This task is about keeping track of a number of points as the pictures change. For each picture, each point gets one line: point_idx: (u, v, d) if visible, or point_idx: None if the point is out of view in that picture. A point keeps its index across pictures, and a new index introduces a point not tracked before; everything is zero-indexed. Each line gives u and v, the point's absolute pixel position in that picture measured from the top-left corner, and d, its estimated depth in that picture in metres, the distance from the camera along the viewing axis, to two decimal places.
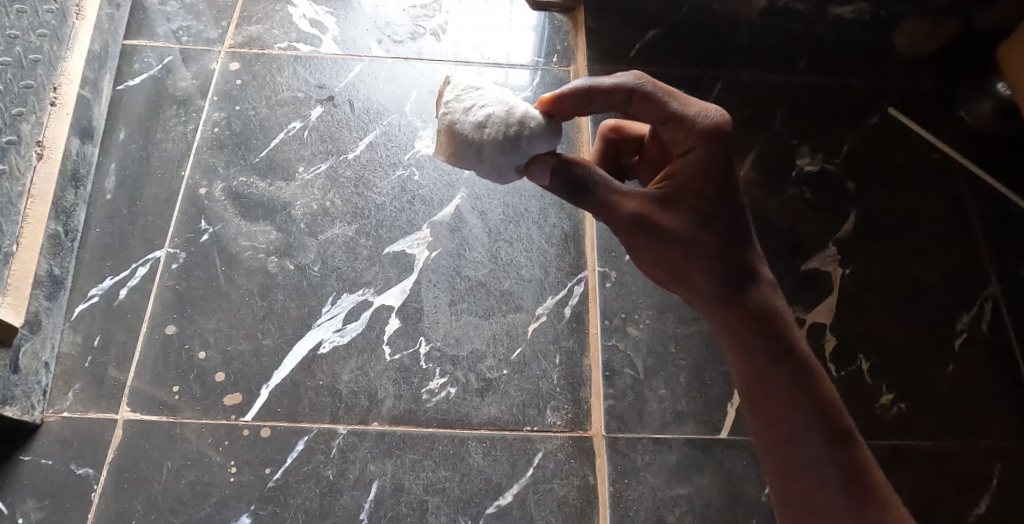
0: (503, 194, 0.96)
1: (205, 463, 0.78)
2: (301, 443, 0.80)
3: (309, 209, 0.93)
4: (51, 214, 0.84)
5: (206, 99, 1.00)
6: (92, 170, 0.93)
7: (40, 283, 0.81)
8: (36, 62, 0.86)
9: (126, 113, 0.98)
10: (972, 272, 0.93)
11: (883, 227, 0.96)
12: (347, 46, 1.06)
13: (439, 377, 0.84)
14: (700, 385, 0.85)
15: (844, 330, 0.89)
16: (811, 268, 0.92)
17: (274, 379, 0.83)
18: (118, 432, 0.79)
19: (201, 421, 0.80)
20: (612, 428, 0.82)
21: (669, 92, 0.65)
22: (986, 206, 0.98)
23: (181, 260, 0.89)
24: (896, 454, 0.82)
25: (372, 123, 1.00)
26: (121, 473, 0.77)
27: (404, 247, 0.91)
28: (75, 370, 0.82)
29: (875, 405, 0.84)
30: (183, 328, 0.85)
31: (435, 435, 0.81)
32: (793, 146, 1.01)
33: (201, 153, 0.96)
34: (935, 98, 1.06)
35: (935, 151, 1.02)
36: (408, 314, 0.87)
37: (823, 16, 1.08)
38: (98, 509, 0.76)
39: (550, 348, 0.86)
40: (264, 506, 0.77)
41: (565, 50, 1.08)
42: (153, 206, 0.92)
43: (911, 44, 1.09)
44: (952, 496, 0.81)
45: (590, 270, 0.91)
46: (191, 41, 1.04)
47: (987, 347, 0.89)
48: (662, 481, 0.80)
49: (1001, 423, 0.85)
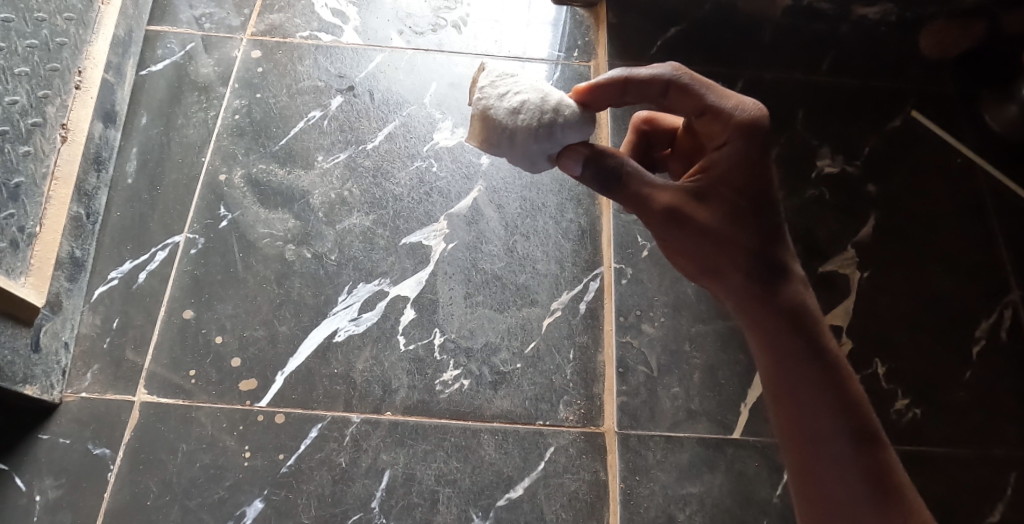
0: (521, 187, 0.96)
1: (220, 448, 0.79)
2: (314, 430, 0.80)
3: (327, 198, 0.93)
4: (74, 196, 0.85)
5: (228, 86, 1.00)
6: (113, 154, 0.93)
7: (61, 264, 0.82)
8: (62, 45, 0.86)
9: (148, 98, 0.98)
10: (992, 278, 0.93)
11: (903, 230, 0.95)
12: (369, 37, 1.06)
13: (453, 369, 0.84)
14: (714, 384, 0.84)
15: (860, 333, 0.88)
16: (828, 270, 0.91)
17: (289, 366, 0.83)
18: (135, 413, 0.80)
19: (216, 405, 0.81)
20: (625, 425, 0.81)
21: (707, 84, 0.65)
22: (1008, 211, 0.97)
23: (199, 246, 0.89)
24: (910, 459, 0.82)
25: (392, 114, 1.00)
26: (136, 454, 0.78)
27: (420, 239, 0.91)
28: (94, 351, 0.83)
29: (890, 409, 0.84)
30: (200, 312, 0.86)
31: (447, 426, 0.81)
32: (814, 147, 1.00)
33: (221, 139, 0.96)
34: (960, 102, 1.05)
35: (958, 155, 1.01)
36: (423, 305, 0.87)
37: (847, 16, 1.08)
38: (114, 489, 0.77)
39: (564, 343, 0.86)
40: (277, 491, 0.78)
41: (586, 45, 1.08)
42: (172, 191, 0.92)
43: (937, 44, 1.08)
44: (965, 503, 0.80)
45: (605, 266, 0.91)
46: (213, 28, 1.05)
47: (1006, 354, 0.88)
48: (673, 478, 0.79)
49: (1017, 430, 0.84)
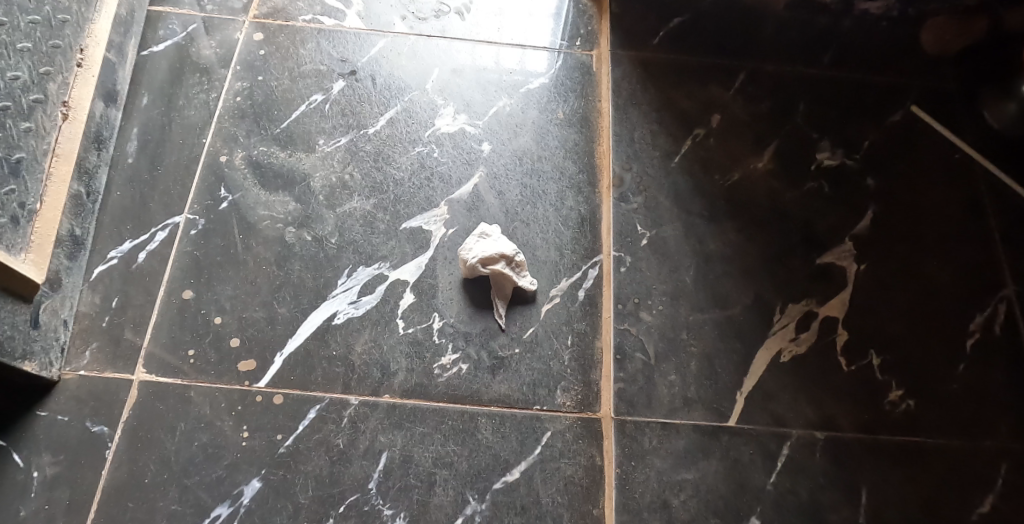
0: (521, 174, 0.96)
1: (218, 427, 0.79)
2: (312, 411, 0.81)
3: (328, 182, 0.93)
4: (74, 174, 0.85)
5: (229, 68, 1.00)
6: (114, 133, 0.93)
7: (61, 242, 0.82)
8: (64, 22, 0.86)
9: (149, 79, 0.98)
10: (988, 273, 0.93)
11: (899, 223, 0.96)
12: (371, 22, 1.06)
13: (452, 353, 0.84)
14: (710, 373, 0.85)
15: (856, 324, 0.89)
16: (826, 261, 0.92)
17: (288, 347, 0.84)
18: (133, 392, 0.80)
19: (214, 385, 0.81)
20: (622, 411, 0.82)
21: None
22: (1004, 207, 0.98)
23: (199, 227, 0.89)
24: (903, 450, 0.83)
25: (394, 99, 1.00)
26: (135, 432, 0.79)
27: (421, 224, 0.92)
28: (93, 330, 0.83)
29: (883, 400, 0.85)
30: (200, 293, 0.86)
31: (445, 409, 0.81)
32: (814, 140, 1.00)
33: (222, 121, 0.96)
34: (960, 98, 1.06)
35: (956, 151, 1.02)
36: (422, 289, 0.88)
37: (848, 11, 1.07)
38: (111, 467, 0.77)
39: (562, 329, 0.87)
40: (275, 471, 0.78)
41: (588, 34, 1.08)
42: (173, 172, 0.92)
43: (937, 42, 1.08)
44: (957, 495, 0.81)
45: (605, 254, 0.91)
46: (215, 10, 1.04)
47: (999, 347, 0.89)
48: (669, 465, 0.80)
49: (1010, 424, 0.85)
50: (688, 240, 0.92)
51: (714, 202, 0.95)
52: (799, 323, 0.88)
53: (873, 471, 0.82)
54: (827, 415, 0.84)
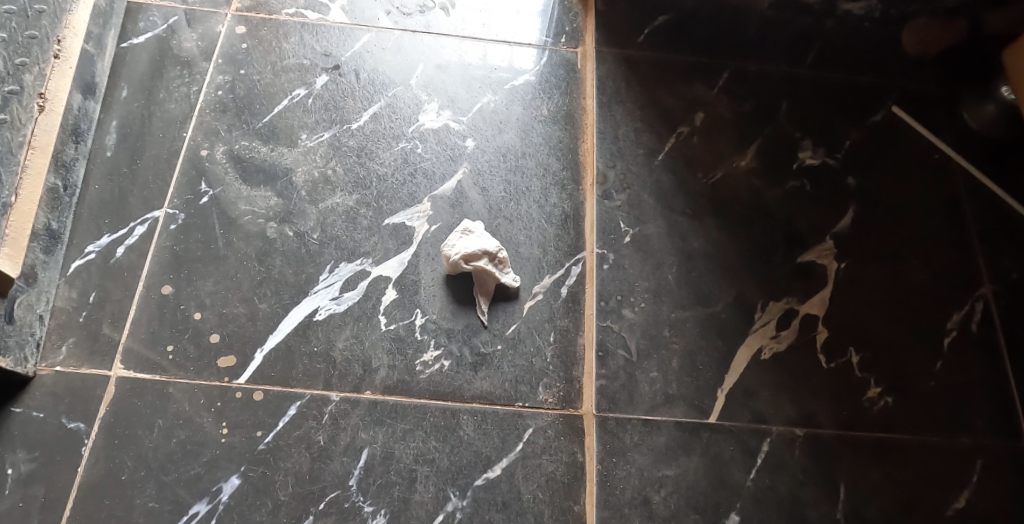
0: (505, 171, 0.96)
1: (197, 424, 0.79)
2: (292, 408, 0.80)
3: (311, 177, 0.93)
4: (50, 167, 0.84)
5: (210, 61, 0.99)
6: (92, 126, 0.92)
7: (37, 236, 0.81)
8: (41, 12, 0.85)
9: (129, 71, 0.97)
10: (965, 271, 0.94)
11: (879, 222, 0.97)
12: (356, 16, 1.05)
13: (434, 349, 0.84)
14: (692, 370, 0.85)
15: (836, 322, 0.89)
16: (807, 260, 0.93)
17: (268, 343, 0.83)
18: (111, 388, 0.79)
19: (193, 382, 0.80)
20: (603, 408, 0.82)
21: None
22: (982, 206, 0.99)
23: (179, 221, 0.88)
24: (881, 447, 0.84)
25: (377, 95, 1.00)
26: (112, 429, 0.78)
27: (403, 220, 0.91)
28: (70, 325, 0.82)
29: (862, 397, 0.86)
30: (180, 289, 0.85)
31: (426, 406, 0.81)
32: (796, 139, 1.01)
33: (203, 115, 0.95)
34: (939, 99, 1.07)
35: (936, 151, 1.03)
36: (405, 286, 0.87)
37: (831, 12, 1.07)
38: (87, 464, 0.76)
39: (544, 326, 0.87)
40: (254, 468, 0.77)
41: (574, 31, 1.08)
42: (153, 166, 0.91)
43: (917, 44, 1.08)
44: (932, 490, 0.82)
45: (588, 251, 0.91)
46: (197, 3, 1.03)
47: (975, 345, 0.90)
48: (650, 461, 0.81)
49: (986, 420, 0.86)
50: (671, 238, 0.93)
51: (696, 200, 0.95)
52: (780, 321, 0.89)
53: (851, 467, 0.82)
54: (806, 412, 0.84)
